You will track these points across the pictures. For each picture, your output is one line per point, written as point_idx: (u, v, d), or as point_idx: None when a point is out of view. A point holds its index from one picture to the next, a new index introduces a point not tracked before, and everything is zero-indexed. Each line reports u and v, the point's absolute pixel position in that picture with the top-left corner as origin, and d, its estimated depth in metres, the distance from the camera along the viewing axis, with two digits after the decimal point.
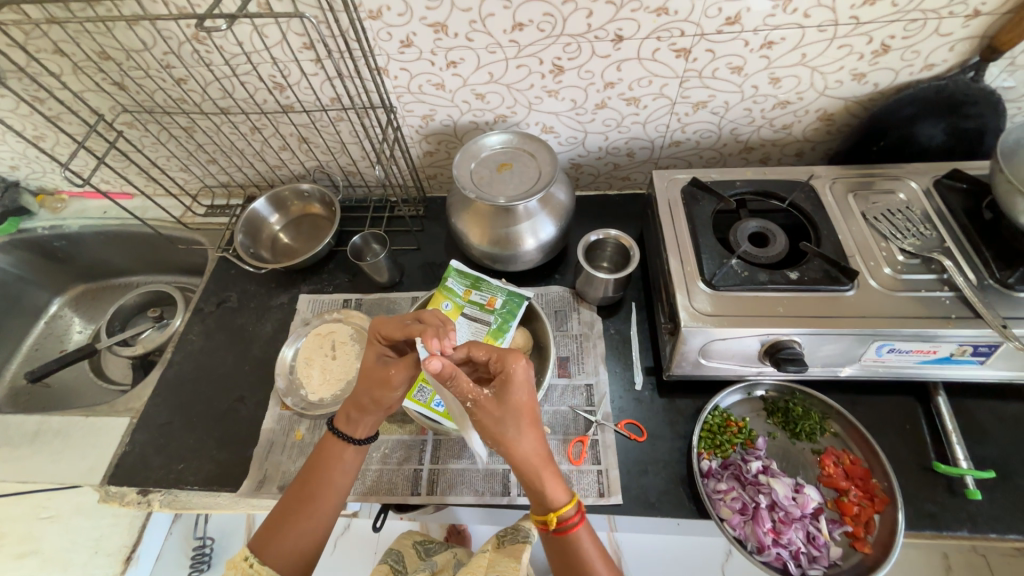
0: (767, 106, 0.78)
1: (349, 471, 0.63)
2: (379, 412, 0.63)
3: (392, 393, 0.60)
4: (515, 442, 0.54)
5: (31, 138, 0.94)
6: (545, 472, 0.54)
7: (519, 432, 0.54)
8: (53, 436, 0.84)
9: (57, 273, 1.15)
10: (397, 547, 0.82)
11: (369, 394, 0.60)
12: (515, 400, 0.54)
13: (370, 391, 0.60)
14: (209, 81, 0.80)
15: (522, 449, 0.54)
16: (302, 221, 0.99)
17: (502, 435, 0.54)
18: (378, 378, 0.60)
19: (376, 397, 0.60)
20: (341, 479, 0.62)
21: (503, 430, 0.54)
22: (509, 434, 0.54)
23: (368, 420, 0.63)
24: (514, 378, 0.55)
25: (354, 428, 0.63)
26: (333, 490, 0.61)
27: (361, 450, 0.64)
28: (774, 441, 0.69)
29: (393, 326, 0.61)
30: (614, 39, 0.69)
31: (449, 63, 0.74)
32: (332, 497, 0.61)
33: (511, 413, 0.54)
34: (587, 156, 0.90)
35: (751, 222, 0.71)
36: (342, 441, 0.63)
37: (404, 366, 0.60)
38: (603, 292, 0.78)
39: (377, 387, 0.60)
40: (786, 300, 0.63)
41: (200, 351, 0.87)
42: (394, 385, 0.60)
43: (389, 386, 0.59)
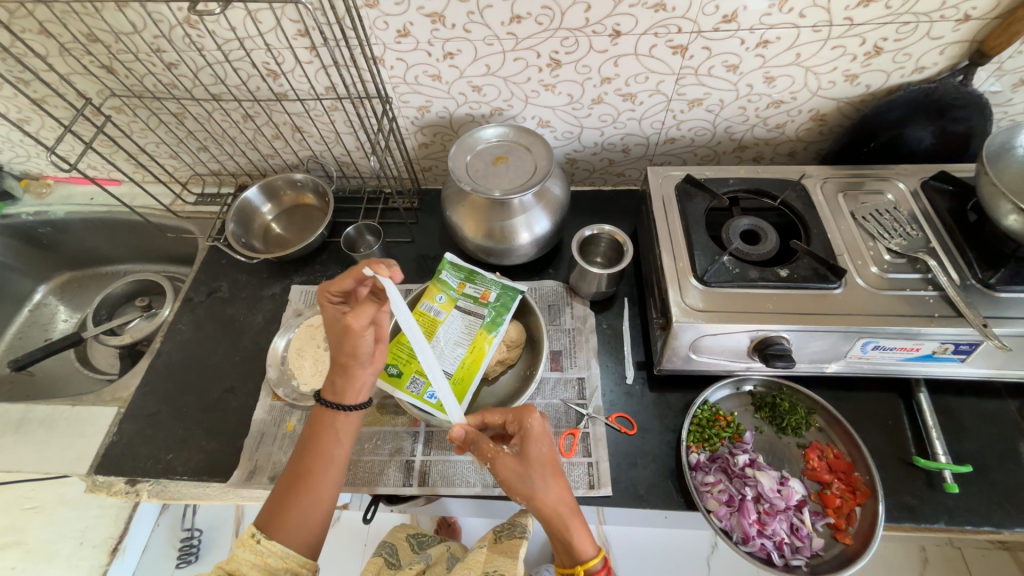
0: (761, 105, 0.78)
1: (346, 439, 0.63)
2: (361, 369, 0.62)
3: (362, 340, 0.59)
4: (543, 496, 0.53)
5: (15, 121, 0.92)
6: (572, 522, 0.54)
7: (543, 486, 0.53)
8: (37, 426, 0.82)
9: (42, 260, 1.12)
10: (390, 540, 0.82)
11: (342, 349, 0.60)
12: (535, 454, 0.54)
13: (341, 346, 0.60)
14: (201, 67, 0.78)
15: (551, 502, 0.53)
16: (295, 211, 0.98)
17: (530, 491, 0.53)
18: (341, 330, 0.59)
19: (350, 349, 0.60)
20: (338, 448, 0.62)
21: (529, 484, 0.53)
22: (537, 488, 0.53)
23: (353, 383, 0.63)
24: (532, 433, 0.55)
25: (343, 393, 0.63)
26: (332, 460, 0.61)
27: (355, 416, 0.64)
28: (761, 435, 0.71)
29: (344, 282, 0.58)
30: (612, 34, 0.69)
31: (446, 54, 0.73)
32: (333, 466, 0.61)
33: (535, 465, 0.54)
34: (582, 152, 0.91)
35: (744, 219, 0.72)
36: (332, 409, 0.63)
37: (366, 311, 0.58)
38: (596, 287, 0.79)
39: (346, 339, 0.59)
40: (776, 297, 0.64)
41: (189, 341, 0.86)
42: (361, 333, 0.59)
43: (356, 334, 0.59)
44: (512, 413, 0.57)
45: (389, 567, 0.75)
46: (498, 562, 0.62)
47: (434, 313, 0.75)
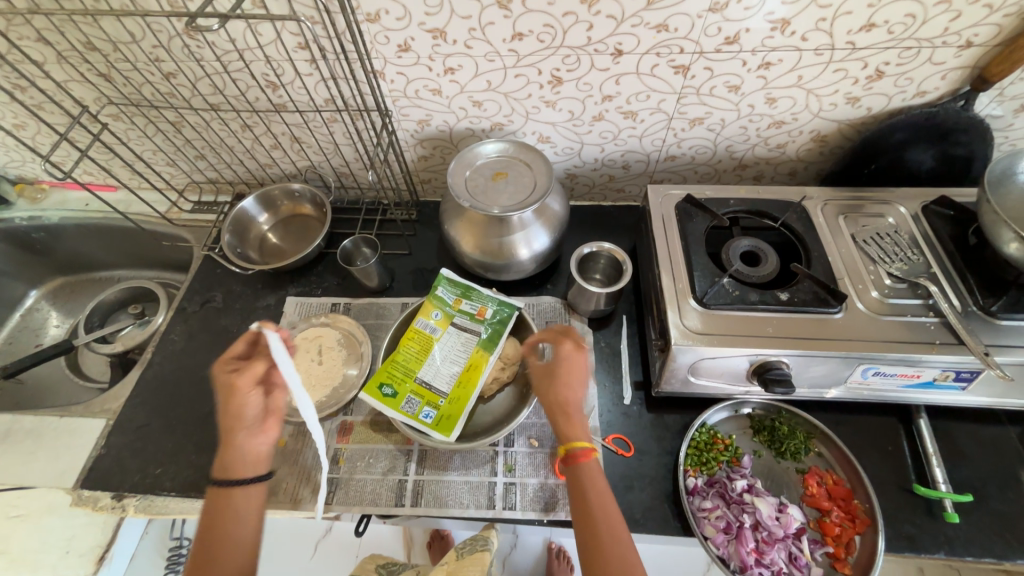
0: (762, 125, 0.78)
1: (247, 517, 0.55)
2: (248, 437, 0.56)
3: (248, 401, 0.56)
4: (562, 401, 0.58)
5: (10, 126, 0.92)
6: (564, 419, 0.58)
7: (553, 382, 0.59)
8: (24, 437, 0.81)
9: (34, 265, 1.11)
10: (359, 573, 0.81)
11: (232, 411, 0.56)
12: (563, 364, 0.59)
13: (229, 408, 0.56)
14: (199, 77, 0.78)
15: (562, 406, 0.58)
16: (292, 221, 0.97)
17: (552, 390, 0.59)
18: (227, 390, 0.55)
19: (234, 413, 0.56)
20: (237, 529, 0.54)
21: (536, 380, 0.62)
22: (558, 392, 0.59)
23: (246, 454, 0.56)
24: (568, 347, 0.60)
25: (232, 468, 0.56)
26: (235, 546, 0.53)
27: (255, 490, 0.56)
28: (759, 459, 0.70)
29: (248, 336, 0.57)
30: (613, 53, 0.69)
31: (447, 69, 0.73)
32: (238, 555, 0.53)
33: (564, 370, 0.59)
34: (582, 167, 0.90)
35: (744, 240, 0.71)
36: (224, 489, 0.55)
37: (255, 369, 0.55)
38: (595, 305, 0.78)
39: (231, 399, 0.55)
40: (776, 321, 0.64)
41: (181, 352, 0.85)
42: (247, 394, 0.55)
43: (240, 397, 0.55)
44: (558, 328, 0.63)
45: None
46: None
47: (429, 330, 0.75)
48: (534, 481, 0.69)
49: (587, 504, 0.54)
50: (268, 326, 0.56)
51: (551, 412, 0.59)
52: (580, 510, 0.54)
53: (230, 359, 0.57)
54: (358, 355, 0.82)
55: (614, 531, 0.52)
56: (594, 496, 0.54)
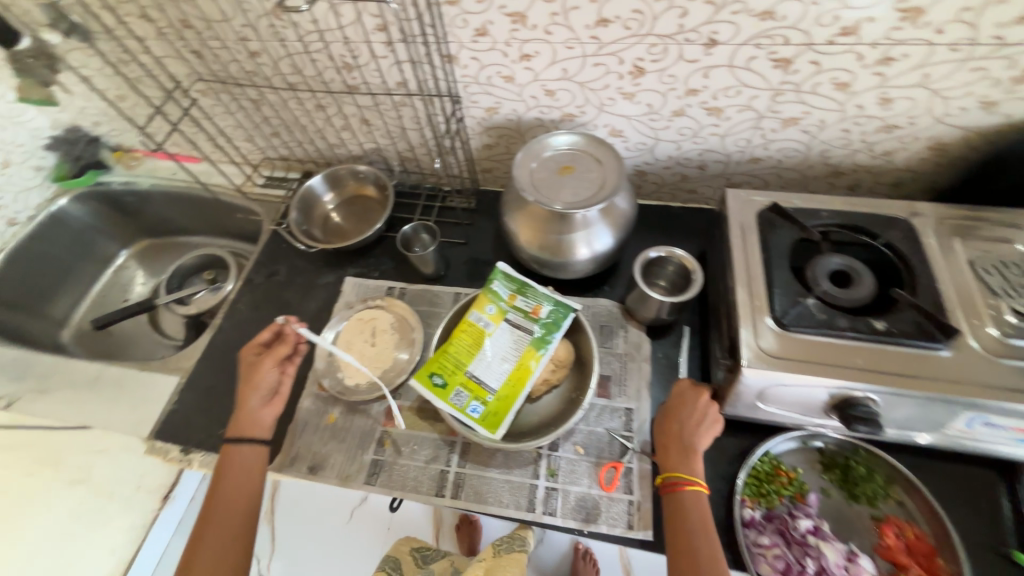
0: (869, 128, 0.69)
1: (254, 469, 0.67)
2: (259, 405, 0.69)
3: (267, 376, 0.70)
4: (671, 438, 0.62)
5: (113, 98, 0.99)
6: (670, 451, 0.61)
7: (667, 416, 0.63)
8: (110, 385, 0.88)
9: (125, 226, 1.21)
10: (393, 553, 0.80)
11: (248, 380, 0.70)
12: (685, 409, 0.63)
13: (248, 380, 0.70)
14: (282, 56, 0.80)
15: (675, 443, 0.61)
16: (355, 202, 0.99)
17: (665, 428, 0.63)
18: (250, 365, 0.71)
19: (249, 382, 0.70)
20: (248, 477, 0.66)
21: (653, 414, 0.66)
22: (670, 430, 0.62)
23: (259, 423, 0.68)
24: (692, 396, 0.63)
25: (242, 428, 0.68)
26: (240, 488, 0.65)
27: (257, 452, 0.68)
28: (828, 499, 0.63)
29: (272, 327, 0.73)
30: (706, 43, 0.63)
31: (523, 55, 0.70)
32: (244, 493, 0.64)
33: (682, 413, 0.63)
34: (654, 164, 0.85)
35: (835, 258, 0.64)
36: (239, 447, 0.67)
37: (279, 351, 0.71)
38: (656, 313, 0.74)
39: (252, 371, 0.70)
40: (866, 352, 0.57)
41: (247, 320, 0.90)
42: (263, 369, 0.70)
43: (256, 373, 0.70)
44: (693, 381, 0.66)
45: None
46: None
47: (482, 324, 0.73)
48: (576, 489, 0.67)
49: (684, 532, 0.55)
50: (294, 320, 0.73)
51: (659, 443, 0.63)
52: (675, 538, 0.55)
53: (256, 345, 0.73)
54: (409, 340, 0.82)
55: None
56: (690, 526, 0.55)
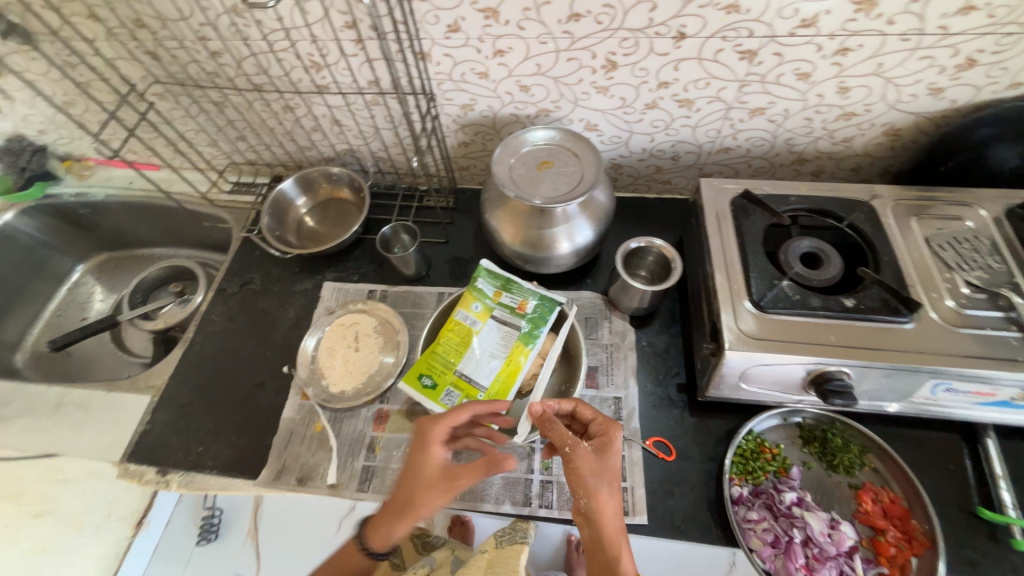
0: (829, 116, 0.73)
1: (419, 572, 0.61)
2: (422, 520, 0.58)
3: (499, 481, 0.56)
4: (601, 499, 0.52)
5: (60, 103, 0.93)
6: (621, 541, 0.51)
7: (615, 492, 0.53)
8: (74, 409, 0.83)
9: (80, 240, 1.14)
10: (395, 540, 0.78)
11: (413, 500, 0.56)
12: (609, 460, 0.55)
13: (423, 498, 0.56)
14: (245, 56, 0.77)
15: (611, 508, 0.52)
16: (329, 205, 0.96)
17: (591, 487, 0.53)
18: (439, 481, 0.56)
19: (410, 501, 0.56)
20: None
21: (595, 484, 0.53)
22: (598, 488, 0.53)
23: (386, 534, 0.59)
24: (613, 442, 0.56)
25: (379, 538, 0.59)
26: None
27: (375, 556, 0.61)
28: (809, 471, 0.66)
29: (451, 422, 0.58)
30: (675, 36, 0.64)
31: (496, 51, 0.70)
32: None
33: (607, 468, 0.54)
34: (629, 157, 0.86)
35: (805, 241, 0.67)
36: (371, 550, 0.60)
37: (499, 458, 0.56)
38: (638, 302, 0.75)
39: (423, 489, 0.56)
40: (839, 329, 0.60)
41: (221, 332, 0.86)
42: (454, 492, 0.56)
43: (454, 491, 0.56)
44: (599, 418, 0.59)
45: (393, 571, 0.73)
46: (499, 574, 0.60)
47: (469, 322, 0.73)
48: None
49: None
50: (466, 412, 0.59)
51: (604, 526, 0.51)
52: None
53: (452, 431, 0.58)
54: (394, 343, 0.81)
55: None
56: None
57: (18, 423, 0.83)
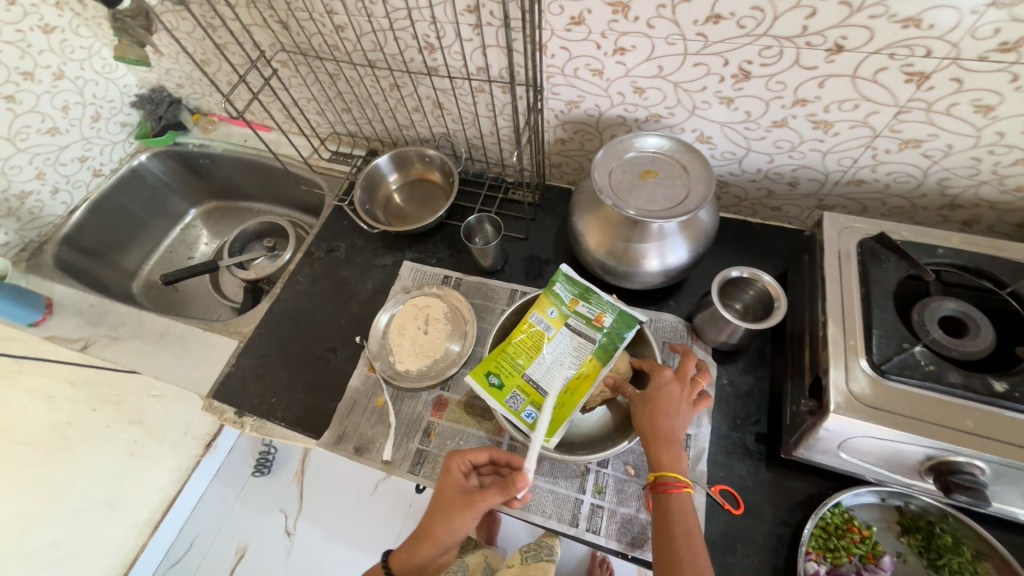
0: (1005, 159, 0.61)
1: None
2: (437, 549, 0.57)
3: (477, 508, 0.56)
4: (648, 417, 0.57)
5: (199, 61, 1.01)
6: (667, 447, 0.55)
7: (662, 414, 0.57)
8: (174, 340, 0.92)
9: (196, 186, 1.25)
10: None
11: (436, 522, 0.57)
12: (655, 387, 0.59)
13: (445, 520, 0.56)
14: (365, 32, 0.78)
15: (653, 424, 0.56)
16: (418, 185, 0.98)
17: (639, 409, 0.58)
18: (460, 504, 0.56)
19: (435, 522, 0.57)
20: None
21: (642, 407, 0.58)
22: (644, 409, 0.58)
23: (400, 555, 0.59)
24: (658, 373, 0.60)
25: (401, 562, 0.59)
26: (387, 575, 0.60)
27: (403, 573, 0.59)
28: (903, 564, 0.58)
29: (473, 451, 0.60)
30: (829, 49, 0.56)
31: (618, 49, 0.66)
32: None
33: (672, 382, 0.59)
34: (739, 176, 0.79)
35: (948, 302, 0.57)
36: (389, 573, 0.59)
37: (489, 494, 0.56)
38: (727, 336, 0.69)
39: (445, 510, 0.57)
40: (980, 414, 0.50)
41: (304, 293, 0.91)
42: (475, 514, 0.55)
43: (475, 513, 0.56)
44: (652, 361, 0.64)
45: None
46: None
47: (542, 326, 0.71)
48: (624, 511, 0.64)
49: (673, 534, 0.51)
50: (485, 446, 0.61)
51: (646, 441, 0.56)
52: (666, 541, 0.51)
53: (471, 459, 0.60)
54: (462, 333, 0.82)
55: (689, 539, 0.50)
56: (681, 534, 0.51)
57: (129, 344, 0.93)
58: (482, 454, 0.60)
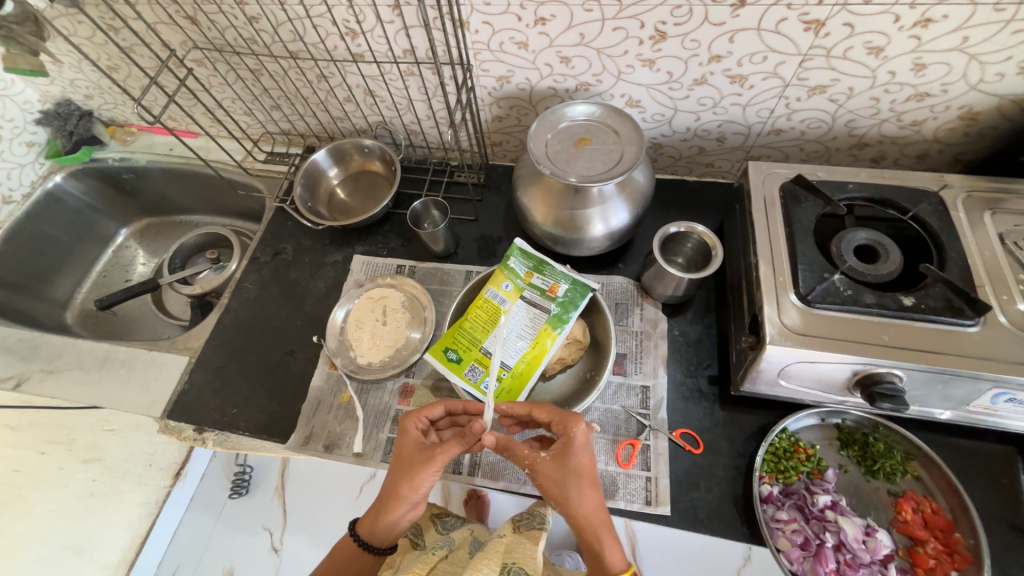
0: (900, 97, 0.67)
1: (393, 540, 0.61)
2: (408, 508, 0.58)
3: (437, 464, 0.57)
4: (575, 502, 0.54)
5: (105, 68, 0.95)
6: (603, 534, 0.53)
7: (587, 493, 0.54)
8: (119, 365, 0.87)
9: (124, 204, 1.17)
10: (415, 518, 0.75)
11: (400, 484, 0.57)
12: (573, 460, 0.55)
13: (407, 479, 0.57)
14: (281, 22, 0.75)
15: (582, 511, 0.54)
16: (361, 177, 0.96)
17: (563, 495, 0.55)
18: (419, 460, 0.57)
19: (399, 482, 0.57)
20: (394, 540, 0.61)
21: (564, 491, 0.55)
22: (569, 494, 0.54)
23: (369, 520, 0.60)
24: (572, 441, 0.56)
25: (369, 525, 0.60)
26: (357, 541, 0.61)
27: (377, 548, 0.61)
28: (845, 474, 0.64)
29: (427, 408, 0.62)
30: (733, 4, 0.59)
31: (538, 19, 0.66)
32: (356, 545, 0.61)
33: (580, 449, 0.56)
34: (671, 137, 0.82)
35: (861, 232, 0.62)
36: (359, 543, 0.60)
37: (448, 450, 0.57)
38: (673, 290, 0.72)
39: (408, 468, 0.57)
40: (893, 328, 0.56)
41: (255, 300, 0.88)
42: (437, 464, 0.56)
43: (434, 467, 0.57)
44: (557, 417, 0.59)
45: (415, 548, 0.70)
46: (517, 555, 0.62)
47: (498, 301, 0.72)
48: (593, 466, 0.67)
49: None
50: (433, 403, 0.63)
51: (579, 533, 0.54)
52: None
53: (424, 418, 0.61)
54: (421, 319, 0.82)
55: None
56: None
57: (68, 375, 0.88)
58: (433, 410, 0.62)
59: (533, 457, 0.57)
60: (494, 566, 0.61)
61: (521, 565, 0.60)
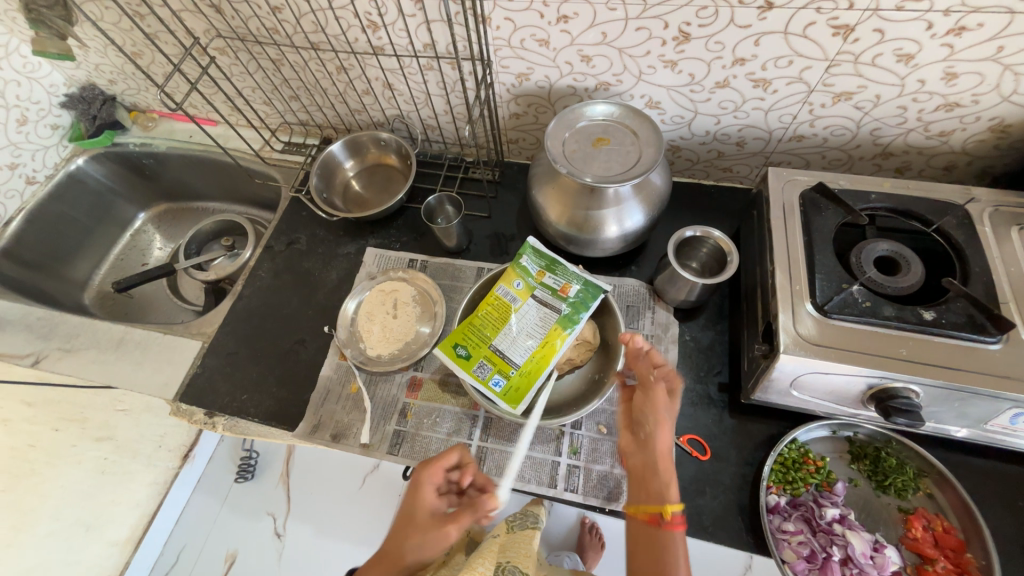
0: (928, 106, 0.65)
1: None
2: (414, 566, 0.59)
3: (448, 537, 0.56)
4: (667, 431, 0.56)
5: (129, 54, 0.96)
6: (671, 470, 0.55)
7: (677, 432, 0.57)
8: (133, 347, 0.89)
9: (143, 189, 1.19)
10: None
11: (408, 549, 0.57)
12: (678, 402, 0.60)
13: (418, 545, 0.57)
14: (304, 13, 0.76)
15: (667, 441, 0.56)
16: (376, 170, 0.97)
17: (664, 420, 0.57)
18: (428, 532, 0.57)
19: (406, 549, 0.57)
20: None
21: (666, 417, 0.57)
22: (667, 420, 0.57)
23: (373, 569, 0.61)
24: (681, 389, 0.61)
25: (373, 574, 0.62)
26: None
27: None
28: (855, 488, 0.63)
29: (443, 462, 0.60)
30: (760, 7, 0.58)
31: (560, 17, 0.66)
32: None
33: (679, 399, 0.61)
34: (690, 140, 0.81)
35: (882, 243, 0.61)
36: None
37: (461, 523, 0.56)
38: (685, 294, 0.72)
39: (415, 537, 0.57)
40: (912, 343, 0.55)
41: (267, 289, 0.89)
42: (448, 540, 0.56)
43: (444, 540, 0.56)
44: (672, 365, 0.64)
45: None
46: (512, 554, 0.60)
47: (509, 299, 0.72)
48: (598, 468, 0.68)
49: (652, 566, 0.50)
50: (450, 458, 0.60)
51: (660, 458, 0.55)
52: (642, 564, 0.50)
53: (440, 473, 0.59)
54: (431, 314, 0.82)
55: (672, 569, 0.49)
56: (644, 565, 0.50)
57: (84, 355, 0.89)
58: (449, 463, 0.60)
59: (658, 376, 0.60)
60: (489, 564, 0.60)
61: (516, 564, 0.59)
